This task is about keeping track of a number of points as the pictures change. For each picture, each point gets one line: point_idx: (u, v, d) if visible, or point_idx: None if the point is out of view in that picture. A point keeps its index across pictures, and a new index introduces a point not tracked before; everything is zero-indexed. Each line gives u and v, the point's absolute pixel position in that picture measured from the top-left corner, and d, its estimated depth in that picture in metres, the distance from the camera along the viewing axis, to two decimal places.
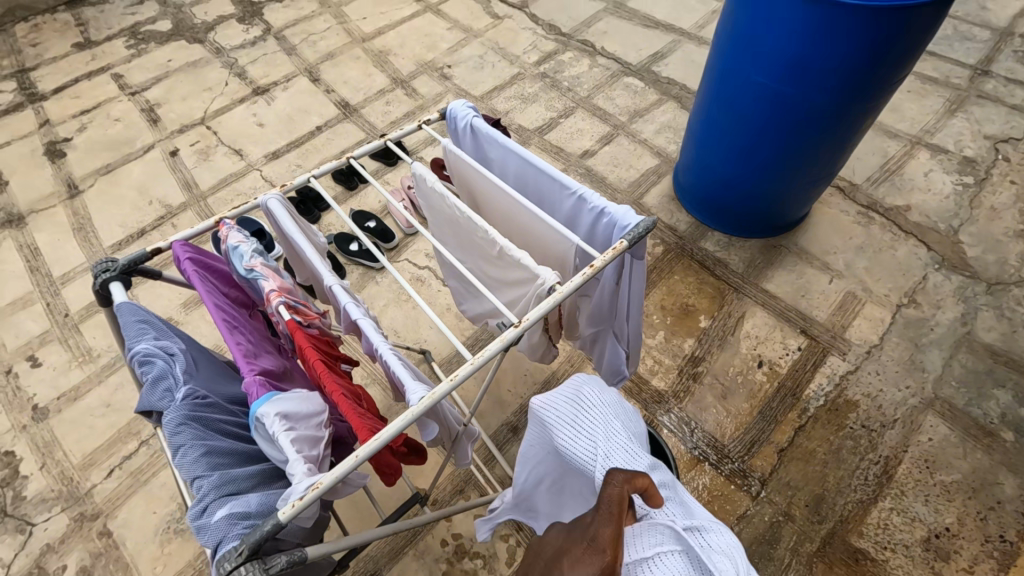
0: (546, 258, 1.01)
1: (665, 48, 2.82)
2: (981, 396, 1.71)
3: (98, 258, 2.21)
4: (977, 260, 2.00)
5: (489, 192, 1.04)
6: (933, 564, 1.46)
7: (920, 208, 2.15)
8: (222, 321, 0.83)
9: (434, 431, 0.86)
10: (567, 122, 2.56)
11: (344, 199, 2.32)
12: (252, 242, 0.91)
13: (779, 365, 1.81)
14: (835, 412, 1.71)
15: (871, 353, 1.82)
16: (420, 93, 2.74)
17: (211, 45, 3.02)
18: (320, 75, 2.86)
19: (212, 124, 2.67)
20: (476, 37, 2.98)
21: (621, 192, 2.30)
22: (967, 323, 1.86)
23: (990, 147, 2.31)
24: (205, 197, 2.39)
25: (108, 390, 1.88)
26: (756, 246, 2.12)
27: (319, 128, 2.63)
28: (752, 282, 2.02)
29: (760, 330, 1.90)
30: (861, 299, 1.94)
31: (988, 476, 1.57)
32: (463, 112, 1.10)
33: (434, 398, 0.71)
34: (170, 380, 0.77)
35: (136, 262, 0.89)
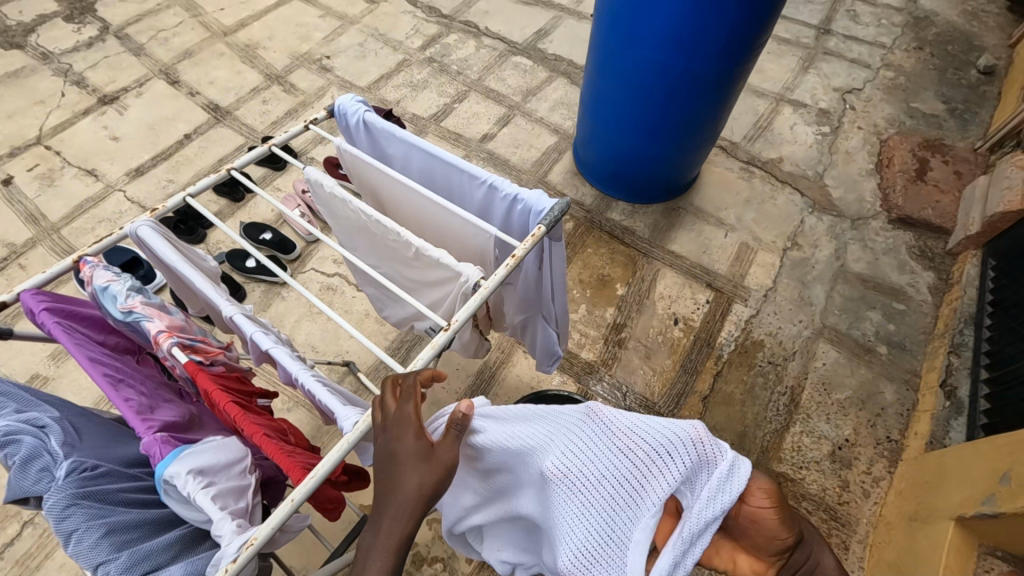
0: (465, 253, 0.97)
1: (547, 25, 2.84)
2: (858, 319, 1.95)
3: None
4: (841, 200, 2.25)
5: (394, 191, 0.98)
6: (840, 473, 1.65)
7: (791, 159, 2.37)
8: (102, 376, 0.71)
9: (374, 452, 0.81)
10: (462, 106, 2.51)
11: (231, 212, 2.11)
12: (125, 278, 0.78)
13: (693, 319, 1.94)
14: (745, 354, 1.86)
15: (768, 295, 1.99)
16: (300, 88, 2.55)
17: (35, 51, 2.58)
18: (179, 76, 2.55)
19: (52, 143, 2.29)
20: (352, 24, 2.81)
21: (526, 172, 2.31)
22: (840, 257, 2.10)
23: (839, 98, 2.59)
24: (57, 229, 2.06)
25: None
26: (658, 211, 2.23)
27: (188, 136, 2.36)
28: (659, 245, 2.12)
29: (672, 290, 2.01)
30: (753, 247, 2.11)
31: (872, 387, 1.80)
32: (353, 107, 1.02)
33: (370, 420, 0.66)
34: (46, 457, 0.65)
35: None
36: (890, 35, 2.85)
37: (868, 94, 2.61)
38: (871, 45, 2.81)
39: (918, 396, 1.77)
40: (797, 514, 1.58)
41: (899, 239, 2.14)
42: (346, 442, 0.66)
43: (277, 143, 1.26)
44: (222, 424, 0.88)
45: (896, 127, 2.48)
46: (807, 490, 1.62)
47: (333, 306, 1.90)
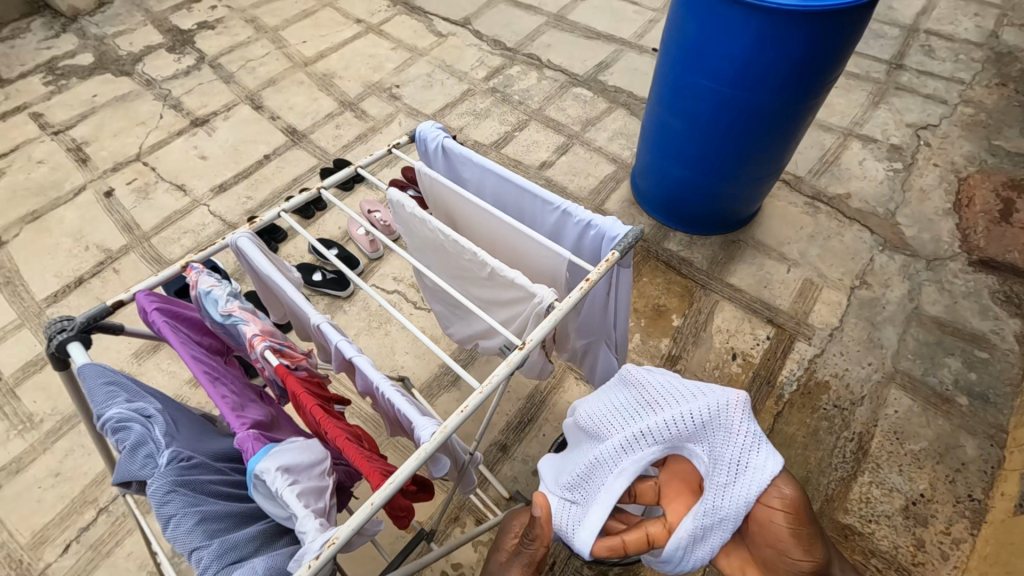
0: (534, 275, 1.00)
1: (608, 58, 2.90)
2: (934, 365, 1.83)
3: (32, 314, 2.03)
4: (915, 239, 2.15)
5: (469, 213, 1.02)
6: (915, 531, 1.53)
7: (859, 195, 2.29)
8: (202, 374, 0.77)
9: (442, 463, 0.83)
10: (522, 135, 2.58)
11: (302, 228, 2.24)
12: (225, 284, 0.85)
13: (752, 355, 1.88)
14: (808, 395, 1.78)
15: (834, 335, 1.91)
16: (370, 114, 2.70)
17: (141, 78, 2.86)
18: (263, 102, 2.76)
19: (149, 160, 2.52)
20: (421, 56, 2.97)
21: (583, 200, 2.34)
22: (914, 299, 1.99)
23: (913, 134, 2.49)
24: (148, 238, 2.25)
25: (55, 457, 1.72)
26: (716, 243, 2.19)
27: (267, 157, 2.54)
28: (717, 277, 2.08)
29: (730, 324, 1.96)
30: (818, 284, 2.04)
31: (951, 439, 1.68)
32: (433, 134, 1.08)
33: (448, 431, 0.69)
34: (151, 444, 0.70)
35: (96, 318, 0.81)
36: (969, 71, 2.74)
37: (945, 131, 2.50)
38: (948, 80, 2.70)
39: (1005, 453, 1.64)
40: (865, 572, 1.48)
41: (981, 283, 2.01)
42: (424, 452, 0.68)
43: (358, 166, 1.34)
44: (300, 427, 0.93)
45: (977, 165, 2.35)
46: (876, 546, 1.51)
47: (392, 322, 1.96)
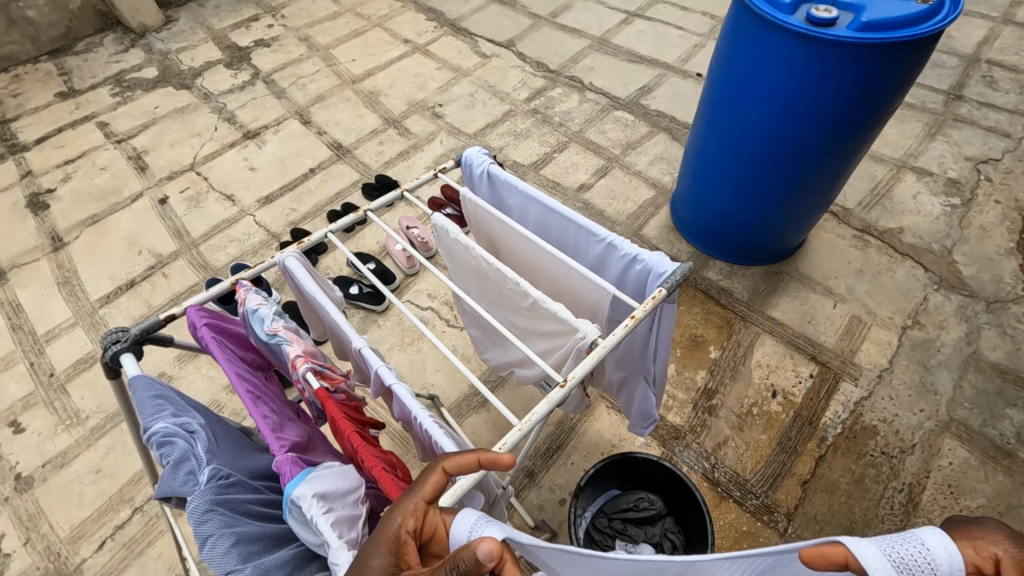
0: (574, 305, 0.98)
1: (651, 82, 2.89)
2: (994, 416, 1.71)
3: (86, 313, 2.13)
4: (973, 280, 2.04)
5: (511, 240, 1.02)
6: None
7: (912, 230, 2.19)
8: (245, 392, 0.78)
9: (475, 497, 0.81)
10: (561, 156, 2.59)
11: (341, 241, 2.29)
12: (271, 302, 0.86)
13: (793, 394, 1.80)
14: (854, 440, 1.69)
15: (883, 377, 1.82)
16: (413, 132, 2.75)
17: (199, 91, 3.00)
18: (311, 117, 2.85)
19: (202, 170, 2.63)
20: (465, 76, 3.02)
21: (621, 224, 2.31)
22: (972, 343, 1.88)
23: (972, 168, 2.38)
24: (196, 244, 2.34)
25: (98, 454, 1.78)
26: (758, 273, 2.13)
27: (312, 170, 2.61)
28: (758, 309, 2.02)
29: (771, 359, 1.88)
30: (867, 322, 1.95)
31: (1013, 499, 1.56)
32: (479, 160, 1.08)
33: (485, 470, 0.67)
34: (192, 461, 0.72)
35: (149, 330, 0.83)
36: None
37: (1008, 166, 2.38)
38: (1012, 113, 2.58)
39: None
40: None
41: None
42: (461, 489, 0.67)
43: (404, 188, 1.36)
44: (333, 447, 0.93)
45: None
46: None
47: (424, 339, 1.97)
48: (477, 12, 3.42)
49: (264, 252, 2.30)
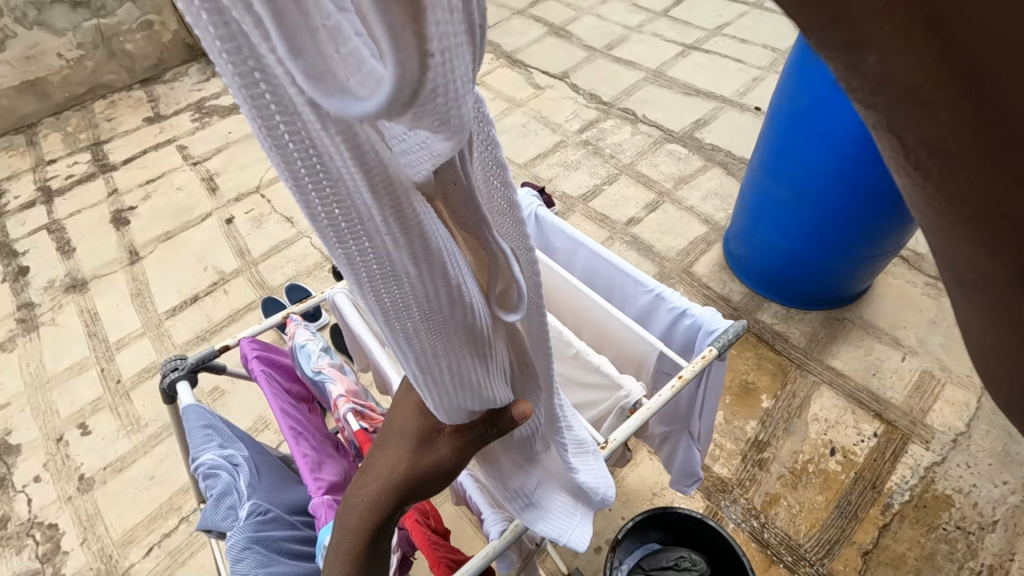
0: (619, 356, 0.95)
1: (707, 115, 2.83)
2: None
3: (153, 324, 2.27)
4: None
5: (556, 285, 1.00)
6: None
7: None
8: (288, 428, 0.80)
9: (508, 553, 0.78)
10: (611, 189, 2.56)
11: None
12: (318, 338, 0.89)
13: (855, 453, 1.67)
14: (924, 511, 1.55)
15: (958, 441, 1.66)
16: None
17: None
18: None
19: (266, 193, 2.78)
20: (518, 107, 3.07)
21: (670, 261, 2.25)
22: None
23: None
24: (256, 263, 2.46)
25: (153, 461, 1.87)
26: (817, 319, 2.01)
27: None
28: (817, 357, 1.90)
29: (829, 413, 1.76)
30: (940, 379, 1.80)
31: None
32: (527, 202, 1.08)
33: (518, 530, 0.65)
34: (234, 495, 0.74)
35: (204, 360, 0.87)
36: None
37: None
38: None
39: None
40: None
41: None
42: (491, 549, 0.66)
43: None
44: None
45: None
46: None
47: None
48: (534, 44, 3.48)
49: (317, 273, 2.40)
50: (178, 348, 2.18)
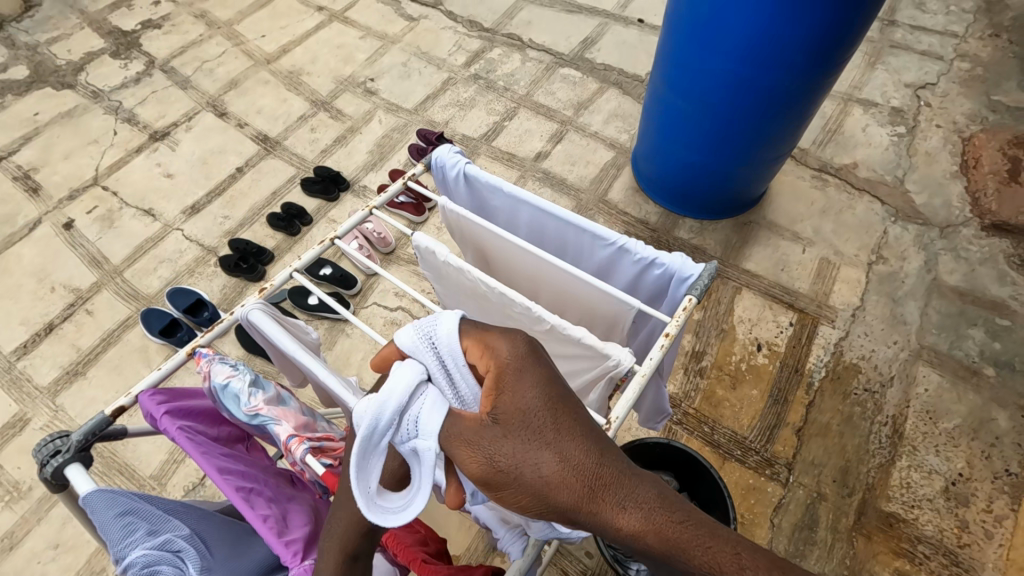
0: (584, 316, 0.90)
1: (593, 33, 2.73)
2: (959, 337, 1.81)
3: (2, 369, 1.86)
4: (926, 206, 2.10)
5: (504, 251, 0.91)
6: (956, 511, 1.53)
7: (866, 163, 2.22)
8: (234, 491, 0.66)
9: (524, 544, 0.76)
10: (512, 124, 2.43)
11: (288, 248, 2.12)
12: (243, 372, 0.73)
13: (777, 344, 1.83)
14: (839, 381, 1.75)
15: (856, 315, 1.87)
16: (346, 113, 2.50)
17: (86, 89, 2.59)
18: (227, 107, 2.53)
19: (109, 183, 2.30)
20: (394, 44, 2.75)
21: (585, 191, 2.22)
22: (932, 270, 1.95)
23: (912, 95, 2.41)
24: (120, 272, 2.06)
25: (52, 527, 1.58)
26: (727, 227, 2.10)
27: (240, 170, 2.34)
28: (733, 263, 2.01)
29: (751, 312, 1.90)
30: (835, 263, 1.99)
31: (983, 414, 1.67)
32: (452, 160, 0.96)
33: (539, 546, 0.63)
34: None
35: (95, 431, 0.69)
36: (961, 23, 2.65)
37: (944, 89, 2.42)
38: (942, 34, 2.61)
39: None
40: (914, 559, 1.47)
41: (995, 248, 1.98)
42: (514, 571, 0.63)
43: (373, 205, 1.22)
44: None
45: (979, 123, 2.29)
46: (922, 532, 1.51)
47: None
48: None
49: (201, 270, 2.07)
50: (45, 390, 1.81)
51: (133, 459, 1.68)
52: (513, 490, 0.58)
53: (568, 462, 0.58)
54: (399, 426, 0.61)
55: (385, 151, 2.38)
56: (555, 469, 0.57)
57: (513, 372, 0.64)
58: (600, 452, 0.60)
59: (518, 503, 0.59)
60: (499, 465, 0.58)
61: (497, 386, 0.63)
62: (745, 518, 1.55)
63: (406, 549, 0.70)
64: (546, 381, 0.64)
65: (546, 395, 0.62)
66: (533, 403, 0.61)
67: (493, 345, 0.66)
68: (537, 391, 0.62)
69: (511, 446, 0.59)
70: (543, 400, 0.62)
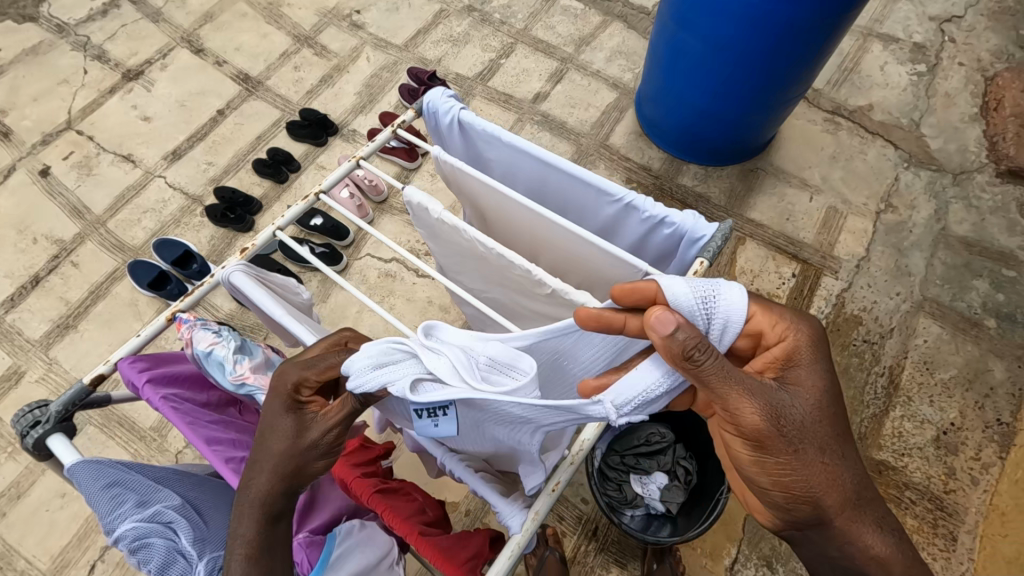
0: (586, 277, 0.86)
1: None
2: (963, 289, 1.78)
3: None
4: (941, 152, 2.00)
5: (501, 207, 0.85)
6: (945, 459, 1.57)
7: (882, 105, 2.11)
8: (224, 463, 0.64)
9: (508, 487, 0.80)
10: (509, 62, 2.28)
11: (276, 197, 2.04)
12: (227, 339, 0.70)
13: (778, 296, 1.80)
14: (838, 333, 1.74)
15: (860, 266, 1.83)
16: (331, 50, 2.33)
17: (49, 22, 2.40)
18: (203, 43, 2.36)
19: (84, 127, 2.18)
20: None
21: (586, 136, 2.12)
22: (941, 219, 1.89)
23: (937, 29, 2.25)
24: (103, 222, 1.99)
25: (57, 478, 1.61)
26: (733, 174, 2.02)
27: (222, 112, 2.21)
28: (737, 212, 1.95)
29: (754, 263, 1.86)
30: (843, 212, 1.93)
31: (979, 365, 1.67)
32: (445, 105, 0.88)
33: (540, 522, 0.68)
34: (181, 560, 0.61)
35: (75, 401, 0.67)
36: None
37: (972, 23, 2.26)
38: None
39: None
40: (900, 505, 1.52)
41: (1008, 196, 1.92)
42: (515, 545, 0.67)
43: (359, 156, 1.13)
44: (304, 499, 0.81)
45: (1005, 60, 2.16)
46: (910, 479, 1.55)
47: (395, 295, 1.82)
48: None
49: (187, 220, 2.00)
50: (37, 344, 1.79)
51: (132, 412, 1.68)
52: (790, 443, 0.68)
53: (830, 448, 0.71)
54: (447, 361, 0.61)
55: (375, 92, 2.24)
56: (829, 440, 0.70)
57: (804, 352, 0.73)
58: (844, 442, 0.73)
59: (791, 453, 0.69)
60: (795, 422, 0.68)
61: (791, 357, 0.72)
62: None
63: (404, 520, 0.66)
64: (824, 363, 0.73)
65: (823, 376, 0.72)
66: (816, 381, 0.72)
67: (778, 323, 0.73)
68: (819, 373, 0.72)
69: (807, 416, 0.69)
70: (825, 381, 0.72)
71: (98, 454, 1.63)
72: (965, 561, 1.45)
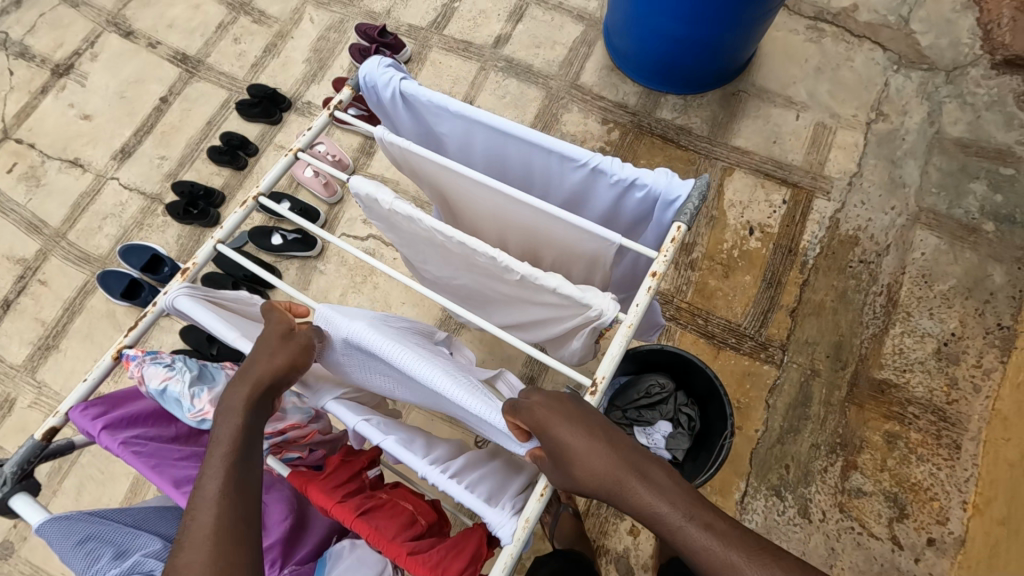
0: (558, 254, 0.81)
1: None
2: (959, 195, 1.72)
3: None
4: (932, 49, 1.87)
5: (457, 185, 0.78)
6: (946, 370, 1.56)
7: (867, 4, 1.95)
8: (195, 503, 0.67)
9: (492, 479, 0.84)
10: (463, 5, 2.10)
11: (239, 184, 1.94)
12: (182, 371, 0.72)
13: (771, 225, 1.74)
14: (834, 257, 1.69)
15: (853, 184, 1.76)
16: (270, 14, 2.14)
17: None
18: (131, 24, 2.17)
19: (22, 134, 2.04)
20: None
21: (555, 78, 1.98)
22: (934, 123, 1.80)
23: None
24: (63, 235, 1.90)
25: (69, 498, 1.61)
26: (714, 100, 1.90)
27: (165, 99, 2.06)
28: (721, 141, 1.85)
29: (743, 194, 1.78)
30: (832, 127, 1.83)
31: (979, 271, 1.63)
32: (384, 78, 0.79)
33: (531, 528, 0.68)
34: None
35: (30, 459, 0.69)
36: None
37: None
38: None
39: None
40: (903, 421, 1.53)
41: (1004, 88, 1.80)
42: (509, 553, 0.68)
43: (297, 147, 1.03)
44: (293, 523, 0.85)
45: None
46: (912, 395, 1.55)
47: (376, 273, 1.76)
48: None
49: (150, 222, 1.91)
50: (22, 369, 1.75)
51: None
52: (582, 478, 0.67)
53: (651, 481, 0.66)
54: (533, 276, 0.67)
55: (324, 57, 2.08)
56: (598, 472, 0.66)
57: (550, 415, 0.69)
58: (634, 462, 0.67)
59: (585, 478, 0.67)
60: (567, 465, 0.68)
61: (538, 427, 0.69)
62: (741, 403, 1.58)
63: (392, 542, 0.69)
64: (588, 409, 0.72)
65: (587, 431, 0.68)
66: (568, 433, 0.68)
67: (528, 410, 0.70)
68: (583, 426, 0.69)
69: (588, 454, 0.67)
70: (577, 431, 0.68)
71: (105, 469, 1.63)
72: (970, 467, 1.48)
